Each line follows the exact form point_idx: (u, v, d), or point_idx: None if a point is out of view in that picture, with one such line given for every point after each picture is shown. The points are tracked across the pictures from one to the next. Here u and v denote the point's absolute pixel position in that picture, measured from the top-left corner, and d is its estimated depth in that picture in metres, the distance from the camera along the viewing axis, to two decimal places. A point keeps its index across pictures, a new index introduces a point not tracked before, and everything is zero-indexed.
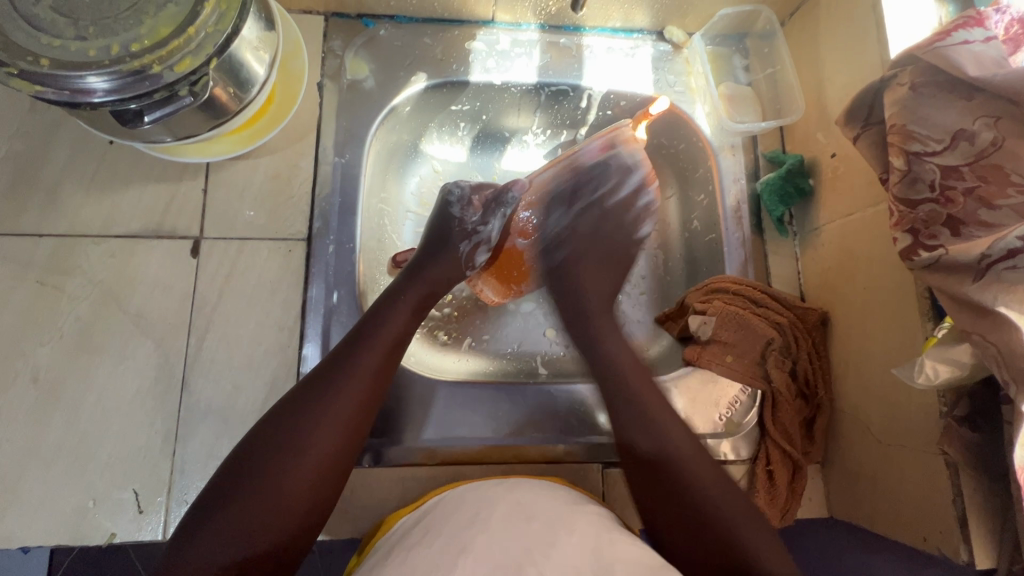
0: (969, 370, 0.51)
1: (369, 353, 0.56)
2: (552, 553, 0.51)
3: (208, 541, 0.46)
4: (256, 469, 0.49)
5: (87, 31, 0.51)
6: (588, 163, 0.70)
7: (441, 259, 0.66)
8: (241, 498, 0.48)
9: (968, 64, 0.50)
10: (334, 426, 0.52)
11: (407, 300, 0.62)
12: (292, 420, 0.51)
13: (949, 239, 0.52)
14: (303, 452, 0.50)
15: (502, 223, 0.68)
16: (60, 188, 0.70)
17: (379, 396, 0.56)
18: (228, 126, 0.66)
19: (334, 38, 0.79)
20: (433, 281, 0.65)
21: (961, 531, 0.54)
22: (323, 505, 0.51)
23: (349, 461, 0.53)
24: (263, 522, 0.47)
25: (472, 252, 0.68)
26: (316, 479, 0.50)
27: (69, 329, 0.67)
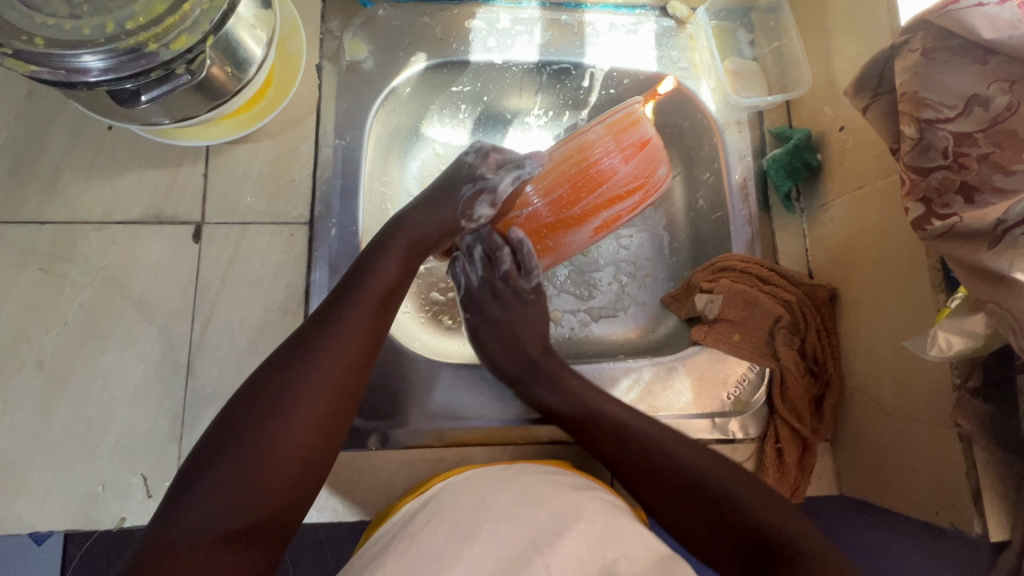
0: (983, 340, 0.50)
1: (352, 314, 0.55)
2: (561, 541, 0.51)
3: (201, 509, 0.45)
4: (243, 435, 0.47)
5: (81, 9, 0.50)
6: (608, 141, 0.67)
7: (441, 210, 0.64)
8: (232, 464, 0.46)
9: (983, 26, 0.49)
10: (322, 389, 0.51)
11: (396, 253, 0.60)
12: (279, 387, 0.50)
13: (963, 206, 0.51)
14: (292, 416, 0.49)
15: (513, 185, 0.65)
16: (60, 174, 0.70)
17: (367, 360, 0.55)
18: (226, 108, 0.66)
19: (332, 18, 0.77)
20: (422, 227, 0.62)
21: (975, 504, 0.54)
22: (314, 471, 0.51)
23: (337, 428, 0.53)
24: (257, 488, 0.46)
25: (473, 197, 0.65)
26: (306, 443, 0.49)
27: (73, 316, 0.67)
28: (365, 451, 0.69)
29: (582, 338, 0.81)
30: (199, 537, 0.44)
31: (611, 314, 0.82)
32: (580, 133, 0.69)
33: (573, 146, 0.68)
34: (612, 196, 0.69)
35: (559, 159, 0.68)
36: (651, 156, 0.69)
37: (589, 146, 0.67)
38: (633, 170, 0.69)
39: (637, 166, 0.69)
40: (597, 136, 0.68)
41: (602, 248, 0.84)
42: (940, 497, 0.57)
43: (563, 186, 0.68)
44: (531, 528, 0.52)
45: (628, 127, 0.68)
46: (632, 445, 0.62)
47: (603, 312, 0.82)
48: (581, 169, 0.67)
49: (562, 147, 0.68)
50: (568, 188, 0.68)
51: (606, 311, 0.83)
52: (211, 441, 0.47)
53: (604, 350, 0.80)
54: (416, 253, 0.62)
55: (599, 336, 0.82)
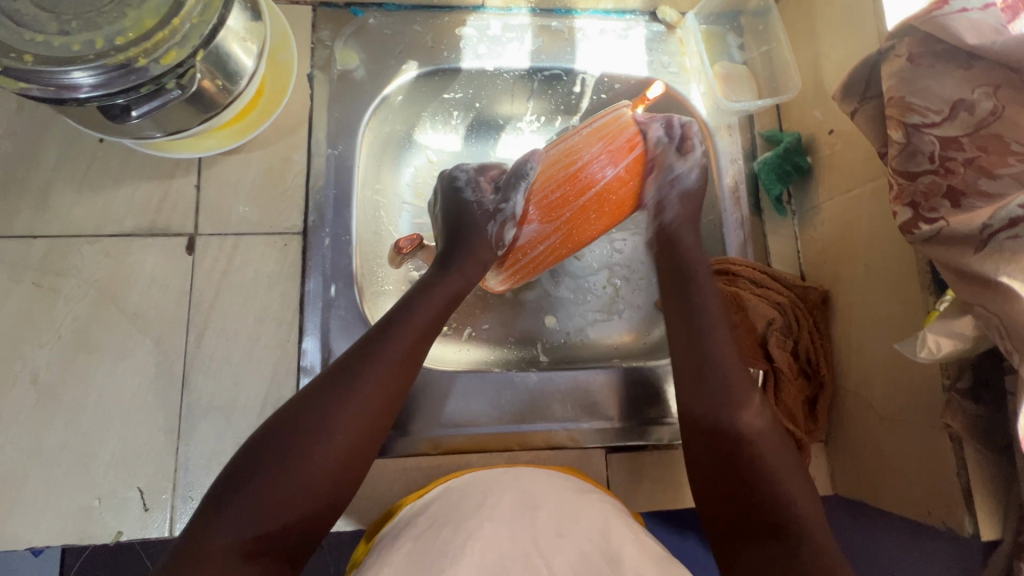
0: (972, 342, 0.51)
1: (396, 342, 0.56)
2: (562, 542, 0.52)
3: (234, 523, 0.45)
4: (279, 452, 0.48)
5: (70, 25, 0.50)
6: (596, 144, 0.66)
7: (463, 258, 0.65)
8: (266, 480, 0.47)
9: (967, 32, 0.50)
10: (362, 413, 0.52)
11: (443, 287, 0.62)
12: (317, 407, 0.51)
13: (950, 210, 0.52)
14: (333, 438, 0.50)
15: (525, 202, 0.66)
16: (51, 189, 0.69)
17: (404, 390, 0.56)
18: (218, 120, 0.66)
19: (323, 28, 0.78)
20: (468, 271, 0.65)
21: (966, 503, 0.54)
22: (344, 491, 0.51)
23: (371, 453, 0.53)
24: (286, 504, 0.47)
25: (500, 232, 0.67)
26: (341, 465, 0.50)
27: (66, 330, 0.67)
28: None
29: (577, 343, 0.81)
30: (227, 549, 0.45)
31: (605, 318, 0.83)
32: (567, 138, 0.67)
33: (571, 148, 0.66)
34: (616, 202, 0.67)
35: (551, 166, 0.66)
36: (648, 159, 0.69)
37: (578, 151, 0.65)
38: (636, 173, 0.68)
39: (636, 169, 0.68)
40: (595, 137, 0.66)
41: (596, 251, 0.83)
42: (934, 497, 0.57)
43: (569, 193, 0.65)
44: (531, 527, 0.53)
45: (622, 130, 0.67)
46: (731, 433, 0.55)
47: (597, 315, 0.82)
48: (586, 177, 0.65)
49: (556, 149, 0.67)
50: (574, 195, 0.65)
51: (601, 315, 0.83)
52: (241, 467, 0.48)
53: (599, 356, 0.81)
54: (455, 297, 0.63)
55: (594, 340, 0.82)
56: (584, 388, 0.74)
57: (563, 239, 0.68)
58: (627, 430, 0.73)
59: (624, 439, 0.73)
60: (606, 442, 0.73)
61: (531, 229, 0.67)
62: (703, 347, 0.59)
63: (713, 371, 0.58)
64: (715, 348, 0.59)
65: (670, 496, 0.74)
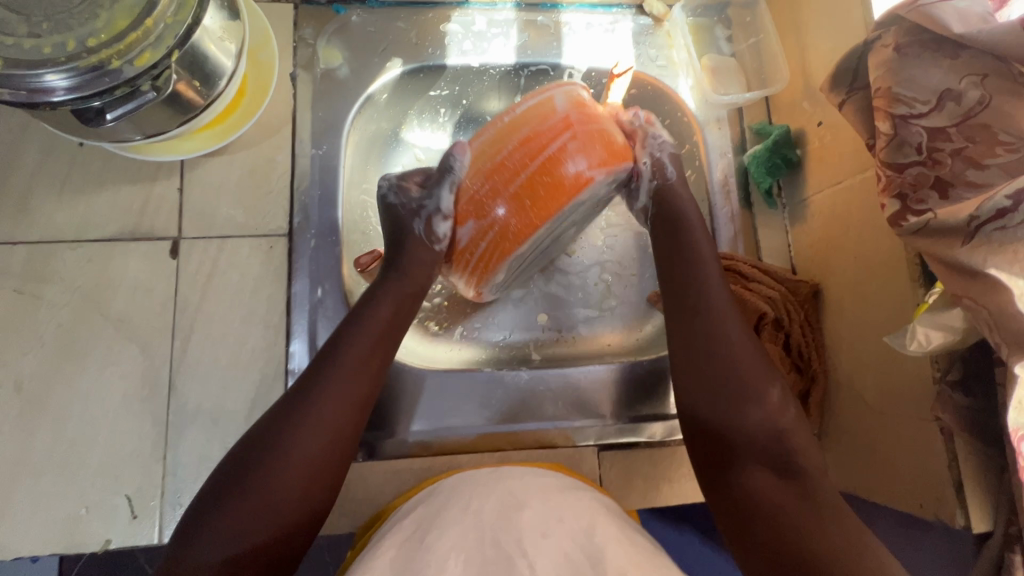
0: (962, 334, 0.51)
1: (355, 347, 0.57)
2: (544, 542, 0.51)
3: (214, 534, 0.47)
4: (249, 466, 0.50)
5: (40, 27, 0.49)
6: (530, 120, 0.58)
7: (407, 266, 0.61)
8: (241, 492, 0.49)
9: (953, 21, 0.49)
10: (328, 421, 0.53)
11: (398, 289, 0.61)
12: (283, 419, 0.52)
13: (938, 202, 0.51)
14: (300, 446, 0.51)
15: (454, 196, 0.61)
16: (32, 194, 0.68)
17: (371, 388, 0.57)
18: (198, 122, 0.65)
19: (305, 26, 0.76)
20: (413, 273, 0.62)
21: (958, 495, 0.54)
22: (321, 496, 0.52)
23: (346, 454, 0.54)
24: (261, 514, 0.48)
25: (429, 229, 0.62)
26: (313, 472, 0.51)
27: (50, 337, 0.66)
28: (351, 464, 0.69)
29: (568, 341, 0.81)
30: (207, 560, 0.46)
31: (597, 314, 0.82)
32: (498, 120, 0.60)
33: (495, 133, 0.59)
34: (551, 184, 0.56)
35: (482, 155, 0.59)
36: (589, 135, 0.58)
37: (511, 133, 0.58)
38: (578, 148, 0.57)
39: (577, 144, 0.57)
40: (524, 117, 0.58)
41: (586, 247, 0.83)
42: (923, 490, 0.57)
43: (494, 181, 0.58)
44: (516, 528, 0.52)
45: (549, 106, 0.58)
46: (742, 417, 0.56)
47: (588, 312, 0.82)
48: (511, 163, 0.57)
49: (484, 140, 0.60)
50: (499, 182, 0.57)
51: (593, 311, 0.82)
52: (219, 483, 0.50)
53: (589, 353, 0.80)
54: (412, 297, 0.62)
55: (585, 338, 0.81)
56: (574, 386, 0.74)
57: (500, 234, 0.57)
58: (620, 426, 0.73)
59: (616, 436, 0.73)
60: (598, 440, 0.73)
61: (467, 227, 0.60)
62: (720, 336, 0.59)
63: (730, 358, 0.58)
64: (731, 333, 0.59)
65: (664, 494, 0.73)
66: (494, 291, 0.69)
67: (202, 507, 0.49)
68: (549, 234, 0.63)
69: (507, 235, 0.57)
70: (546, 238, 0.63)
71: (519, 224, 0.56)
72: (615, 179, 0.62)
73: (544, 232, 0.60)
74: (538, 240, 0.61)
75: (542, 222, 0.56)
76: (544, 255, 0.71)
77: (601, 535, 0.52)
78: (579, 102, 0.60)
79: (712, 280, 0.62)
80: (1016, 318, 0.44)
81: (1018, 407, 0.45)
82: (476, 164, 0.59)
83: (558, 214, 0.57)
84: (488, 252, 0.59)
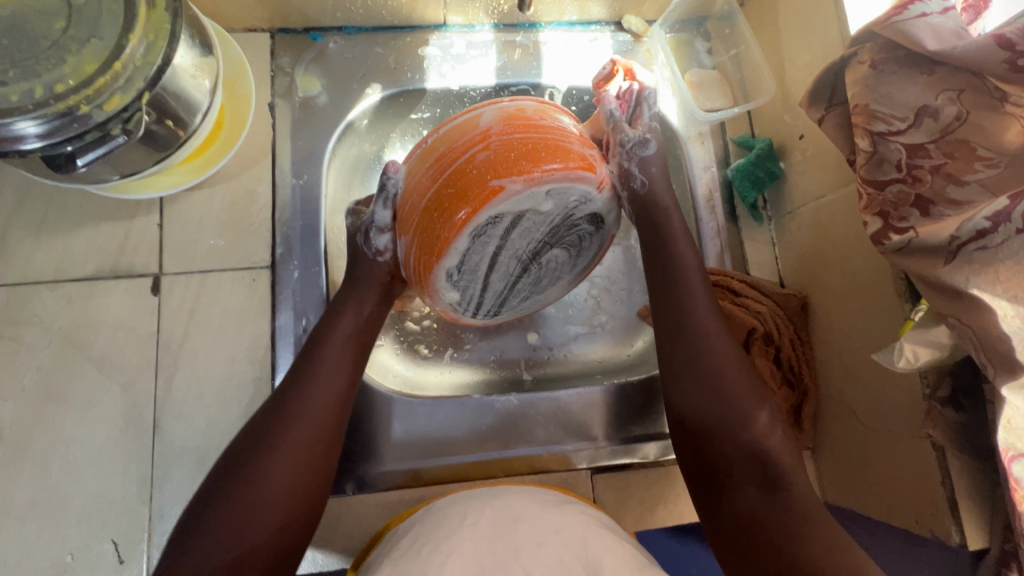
0: (948, 351, 0.50)
1: (327, 350, 0.56)
2: (541, 551, 0.50)
3: (202, 549, 0.45)
4: (230, 478, 0.48)
5: (6, 74, 0.48)
6: (450, 137, 0.54)
7: (361, 279, 0.60)
8: (227, 503, 0.47)
9: (928, 39, 0.49)
10: (309, 423, 0.52)
11: (354, 300, 0.60)
12: (264, 428, 0.51)
13: (919, 220, 0.51)
14: (281, 449, 0.50)
15: (390, 213, 0.57)
16: (9, 236, 0.67)
17: (352, 385, 0.56)
18: (174, 159, 0.64)
19: (282, 54, 0.76)
20: (369, 284, 0.60)
21: (952, 513, 0.53)
22: (308, 503, 0.50)
23: (333, 449, 0.53)
24: (250, 524, 0.46)
25: (373, 243, 0.59)
26: (298, 477, 0.50)
27: (31, 381, 0.65)
28: (342, 496, 0.68)
29: (559, 360, 0.80)
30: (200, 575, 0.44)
31: (588, 332, 0.81)
32: (431, 137, 0.56)
33: (422, 148, 0.56)
34: (455, 195, 0.51)
35: (410, 173, 0.55)
36: (507, 145, 0.52)
37: (434, 150, 0.54)
38: (491, 158, 0.51)
39: (492, 155, 0.51)
40: (446, 135, 0.54)
41: None
42: (917, 505, 0.57)
43: (410, 197, 0.54)
44: (513, 539, 0.51)
45: (471, 121, 0.53)
46: (710, 396, 0.54)
47: (579, 330, 0.81)
48: (423, 179, 0.53)
49: (417, 156, 0.56)
50: (415, 197, 0.54)
51: (583, 329, 0.81)
52: (211, 490, 0.48)
53: (582, 373, 0.80)
54: (376, 304, 0.61)
55: (577, 356, 0.81)
56: (566, 409, 0.73)
57: (420, 248, 0.54)
58: (613, 447, 0.73)
59: (610, 458, 0.73)
60: (592, 462, 0.72)
61: (401, 242, 0.57)
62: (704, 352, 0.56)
63: (701, 339, 0.57)
64: (711, 350, 0.56)
65: (659, 513, 0.73)
66: (462, 312, 0.63)
67: (186, 527, 0.47)
68: (506, 257, 0.58)
69: (426, 249, 0.54)
70: (499, 260, 0.57)
71: (431, 239, 0.53)
72: (563, 194, 0.53)
73: (488, 250, 0.56)
74: (479, 259, 0.56)
75: (458, 239, 0.52)
76: (527, 281, 0.63)
77: (596, 551, 0.50)
78: (512, 113, 0.54)
79: (683, 268, 0.61)
80: (1000, 341, 0.43)
81: (1007, 428, 0.44)
82: (406, 182, 0.55)
83: (479, 228, 0.52)
84: (418, 264, 0.55)
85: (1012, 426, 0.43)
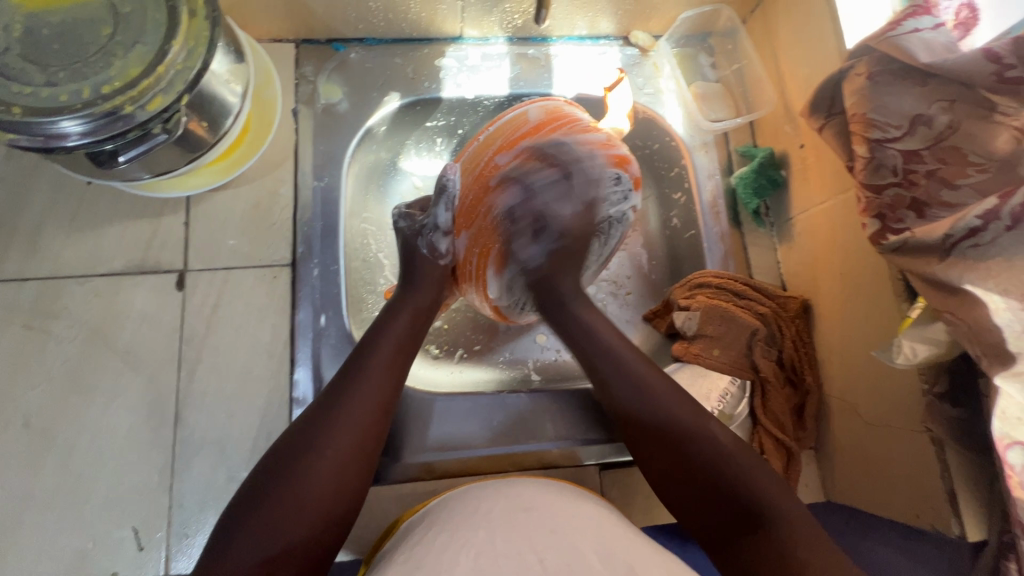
0: (946, 347, 0.52)
1: (378, 355, 0.57)
2: (552, 537, 0.50)
3: (248, 535, 0.47)
4: (277, 473, 0.50)
5: (57, 76, 0.52)
6: (505, 136, 0.64)
7: (418, 281, 0.62)
8: (269, 499, 0.49)
9: (920, 51, 0.52)
10: (351, 422, 0.53)
11: (410, 303, 0.61)
12: (312, 426, 0.53)
13: (915, 221, 0.54)
14: (327, 448, 0.51)
15: (451, 213, 0.61)
16: (42, 231, 0.70)
17: (397, 386, 0.58)
18: (204, 159, 0.67)
19: (306, 64, 0.80)
20: (422, 290, 0.62)
21: (950, 506, 0.55)
22: (346, 498, 0.52)
23: (372, 449, 0.55)
24: (292, 519, 0.48)
25: (432, 246, 0.62)
26: (338, 480, 0.51)
27: (58, 370, 0.67)
28: None
29: (567, 361, 0.82)
30: (241, 562, 0.45)
31: None
32: (483, 141, 0.64)
33: (473, 147, 0.65)
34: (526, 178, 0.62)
35: (471, 169, 0.64)
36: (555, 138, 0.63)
37: (492, 148, 0.64)
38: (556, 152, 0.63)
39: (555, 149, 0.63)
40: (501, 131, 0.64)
41: None
42: (921, 500, 0.59)
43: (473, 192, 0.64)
44: (524, 530, 0.50)
45: (525, 116, 0.64)
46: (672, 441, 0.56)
47: None
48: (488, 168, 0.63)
49: (471, 156, 0.65)
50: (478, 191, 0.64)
51: None
52: (252, 485, 0.50)
53: None
54: (430, 310, 0.62)
55: None
56: (574, 407, 0.75)
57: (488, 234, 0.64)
58: (620, 445, 0.74)
59: (617, 456, 0.74)
60: (599, 459, 0.74)
61: (463, 238, 0.64)
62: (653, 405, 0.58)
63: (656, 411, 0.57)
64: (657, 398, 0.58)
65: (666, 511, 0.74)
66: (512, 305, 0.70)
67: (233, 515, 0.49)
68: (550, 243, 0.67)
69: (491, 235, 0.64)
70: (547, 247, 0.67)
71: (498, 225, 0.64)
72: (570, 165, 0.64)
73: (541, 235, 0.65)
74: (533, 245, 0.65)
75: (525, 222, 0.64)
76: None
77: (607, 538, 0.51)
78: (548, 112, 0.65)
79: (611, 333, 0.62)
80: (992, 332, 0.45)
81: (999, 417, 0.45)
82: (467, 180, 0.64)
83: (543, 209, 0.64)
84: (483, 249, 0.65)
85: (1005, 416, 0.45)
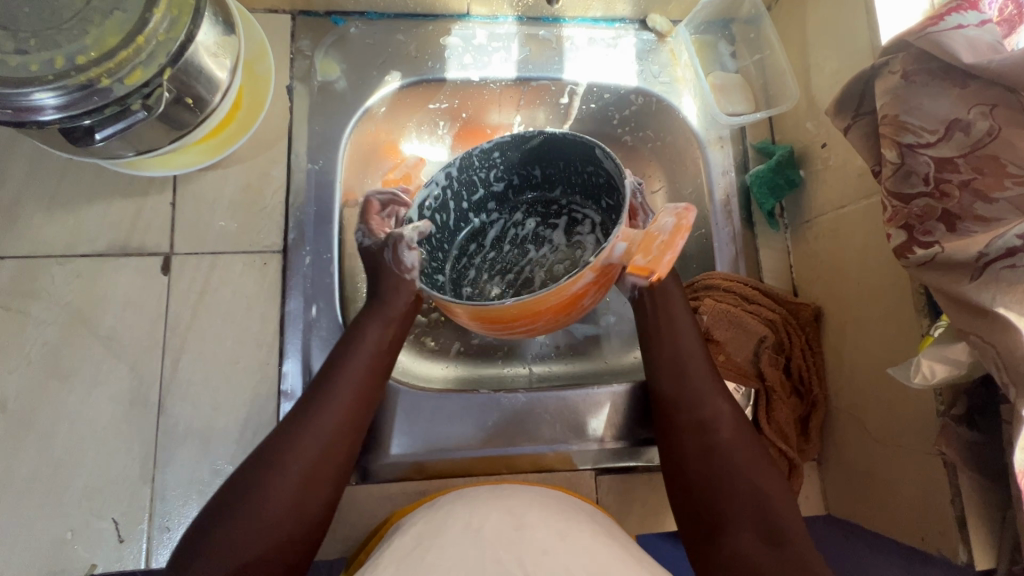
0: (966, 368, 0.50)
1: (345, 367, 0.56)
2: (545, 559, 0.48)
3: (211, 556, 0.45)
4: (253, 481, 0.49)
5: (28, 43, 0.48)
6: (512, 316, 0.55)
7: (385, 294, 0.59)
8: (241, 512, 0.47)
9: (963, 50, 0.48)
10: (314, 435, 0.52)
11: (380, 315, 0.59)
12: (281, 438, 0.52)
13: (945, 234, 0.50)
14: (295, 461, 0.50)
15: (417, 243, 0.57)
16: (21, 208, 0.67)
17: (367, 399, 0.56)
18: (192, 137, 0.63)
19: (302, 37, 0.75)
20: (386, 301, 0.59)
21: (961, 533, 0.53)
22: (311, 514, 0.50)
23: (340, 462, 0.53)
24: (256, 537, 0.47)
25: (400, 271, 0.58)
26: (303, 496, 0.50)
27: (36, 353, 0.64)
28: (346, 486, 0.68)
29: (565, 360, 0.80)
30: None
31: (595, 331, 0.81)
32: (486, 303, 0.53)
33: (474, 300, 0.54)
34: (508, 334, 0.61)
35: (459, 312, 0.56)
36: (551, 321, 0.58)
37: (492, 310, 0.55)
38: (527, 327, 0.59)
39: (529, 325, 0.59)
40: (507, 312, 0.54)
41: None
42: (925, 523, 0.57)
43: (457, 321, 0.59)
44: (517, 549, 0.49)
45: (537, 307, 0.54)
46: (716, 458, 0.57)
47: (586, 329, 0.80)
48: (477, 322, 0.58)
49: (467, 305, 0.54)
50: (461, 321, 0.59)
51: (592, 329, 0.80)
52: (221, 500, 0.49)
53: (588, 372, 0.79)
54: (401, 321, 0.60)
55: (583, 356, 0.80)
56: (572, 408, 0.72)
57: None
58: (618, 447, 0.72)
59: (616, 460, 0.72)
60: (596, 463, 0.72)
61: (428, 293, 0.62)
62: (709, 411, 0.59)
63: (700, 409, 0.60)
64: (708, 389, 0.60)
65: (664, 519, 0.71)
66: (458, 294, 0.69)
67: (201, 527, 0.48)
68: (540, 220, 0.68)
69: None
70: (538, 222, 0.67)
71: None
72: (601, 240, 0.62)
73: None
74: None
75: None
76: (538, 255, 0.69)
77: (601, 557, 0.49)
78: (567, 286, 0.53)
79: (681, 334, 0.63)
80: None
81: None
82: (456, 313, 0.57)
83: None
84: None
85: None
